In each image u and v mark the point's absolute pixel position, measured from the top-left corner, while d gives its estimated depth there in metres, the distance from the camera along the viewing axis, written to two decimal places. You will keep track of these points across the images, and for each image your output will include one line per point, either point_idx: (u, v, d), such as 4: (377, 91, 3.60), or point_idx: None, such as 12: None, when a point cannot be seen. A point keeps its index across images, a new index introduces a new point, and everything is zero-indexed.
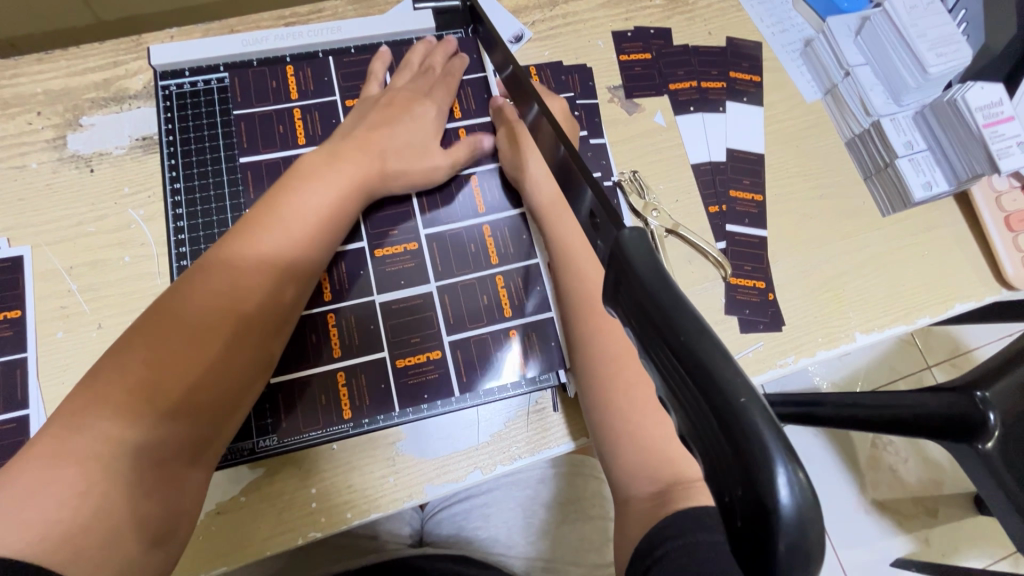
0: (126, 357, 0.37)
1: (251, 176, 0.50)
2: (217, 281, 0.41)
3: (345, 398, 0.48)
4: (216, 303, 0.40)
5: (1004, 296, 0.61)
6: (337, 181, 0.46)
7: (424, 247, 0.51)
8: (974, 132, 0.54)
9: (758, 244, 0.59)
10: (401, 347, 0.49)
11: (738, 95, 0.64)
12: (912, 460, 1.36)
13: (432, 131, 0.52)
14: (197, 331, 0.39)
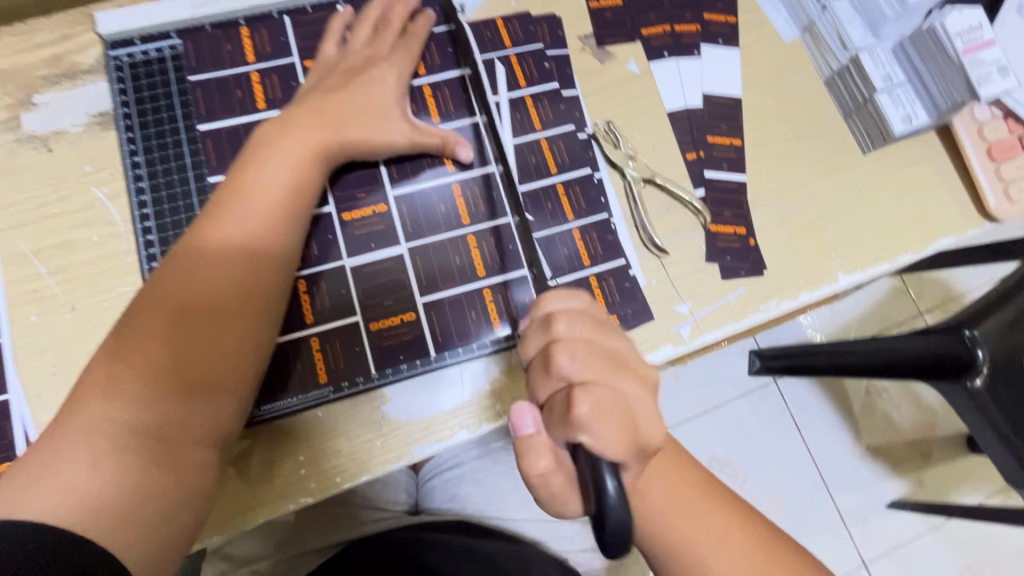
0: (122, 351, 0.38)
1: (213, 144, 0.50)
2: (203, 264, 0.41)
3: (321, 363, 0.48)
4: (200, 288, 0.40)
5: (987, 229, 0.61)
6: (298, 152, 0.45)
7: (394, 210, 0.50)
8: (952, 58, 0.52)
9: (738, 190, 0.58)
10: (374, 311, 0.49)
11: (713, 39, 0.62)
12: (906, 405, 1.38)
13: (397, 90, 0.50)
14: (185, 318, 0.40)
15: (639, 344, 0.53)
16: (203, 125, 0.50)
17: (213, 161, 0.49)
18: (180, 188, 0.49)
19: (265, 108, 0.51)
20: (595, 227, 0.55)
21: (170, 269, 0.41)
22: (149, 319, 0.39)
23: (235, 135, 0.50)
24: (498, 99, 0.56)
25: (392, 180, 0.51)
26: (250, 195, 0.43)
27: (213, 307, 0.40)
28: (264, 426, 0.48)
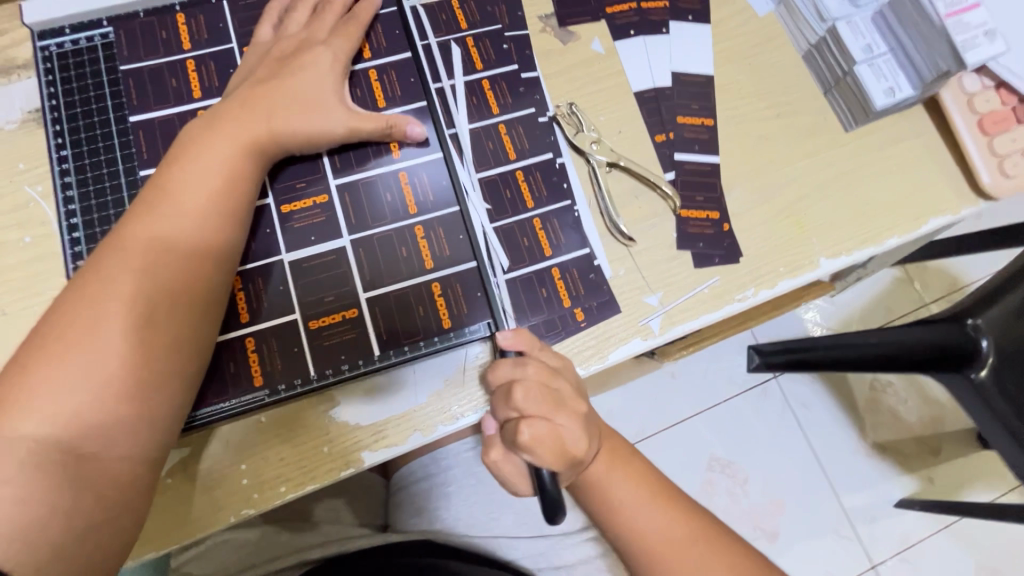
0: (31, 362, 0.36)
1: (146, 136, 0.47)
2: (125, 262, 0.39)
3: (256, 365, 0.45)
4: (124, 291, 0.38)
5: (982, 209, 0.57)
6: (228, 144, 0.43)
7: (336, 201, 0.48)
8: (935, 25, 0.49)
9: (710, 172, 0.54)
10: (315, 308, 0.46)
11: (682, 14, 0.58)
12: (912, 399, 1.34)
13: (334, 75, 0.47)
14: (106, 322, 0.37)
15: (605, 339, 0.50)
16: (135, 116, 0.47)
17: (145, 154, 0.47)
18: (111, 184, 0.47)
19: (202, 98, 0.48)
20: (556, 215, 0.52)
21: (90, 272, 0.39)
22: (65, 324, 0.37)
23: (169, 126, 0.47)
24: (452, 83, 0.53)
25: (334, 170, 0.48)
26: (177, 192, 0.41)
27: (135, 309, 0.38)
28: (202, 434, 0.45)
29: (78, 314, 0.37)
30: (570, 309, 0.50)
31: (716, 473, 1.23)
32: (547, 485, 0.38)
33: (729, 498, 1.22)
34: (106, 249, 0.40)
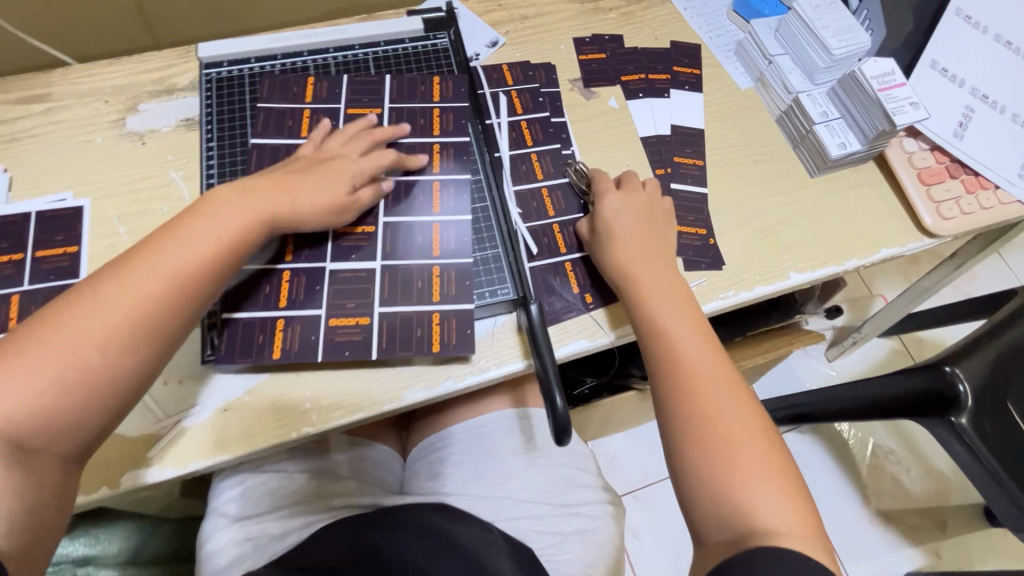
0: (13, 356, 0.41)
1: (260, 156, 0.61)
2: (138, 279, 0.45)
3: (280, 341, 0.55)
4: (109, 316, 0.44)
5: (929, 245, 0.68)
6: (238, 213, 0.50)
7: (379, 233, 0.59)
8: (872, 96, 0.63)
9: (699, 199, 0.68)
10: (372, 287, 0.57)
11: (680, 85, 0.75)
12: (915, 469, 1.35)
13: (362, 181, 0.57)
14: (85, 340, 0.43)
15: (609, 320, 0.61)
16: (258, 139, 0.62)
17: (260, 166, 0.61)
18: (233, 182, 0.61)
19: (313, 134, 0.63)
20: (573, 223, 0.65)
21: (88, 289, 0.45)
22: (41, 335, 0.42)
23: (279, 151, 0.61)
24: (499, 121, 0.69)
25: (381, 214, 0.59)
26: (189, 242, 0.48)
27: (116, 334, 0.44)
28: (265, 376, 0.56)
29: (65, 322, 0.43)
30: (580, 294, 0.61)
31: None
32: (558, 412, 0.51)
33: None
34: (110, 272, 0.46)
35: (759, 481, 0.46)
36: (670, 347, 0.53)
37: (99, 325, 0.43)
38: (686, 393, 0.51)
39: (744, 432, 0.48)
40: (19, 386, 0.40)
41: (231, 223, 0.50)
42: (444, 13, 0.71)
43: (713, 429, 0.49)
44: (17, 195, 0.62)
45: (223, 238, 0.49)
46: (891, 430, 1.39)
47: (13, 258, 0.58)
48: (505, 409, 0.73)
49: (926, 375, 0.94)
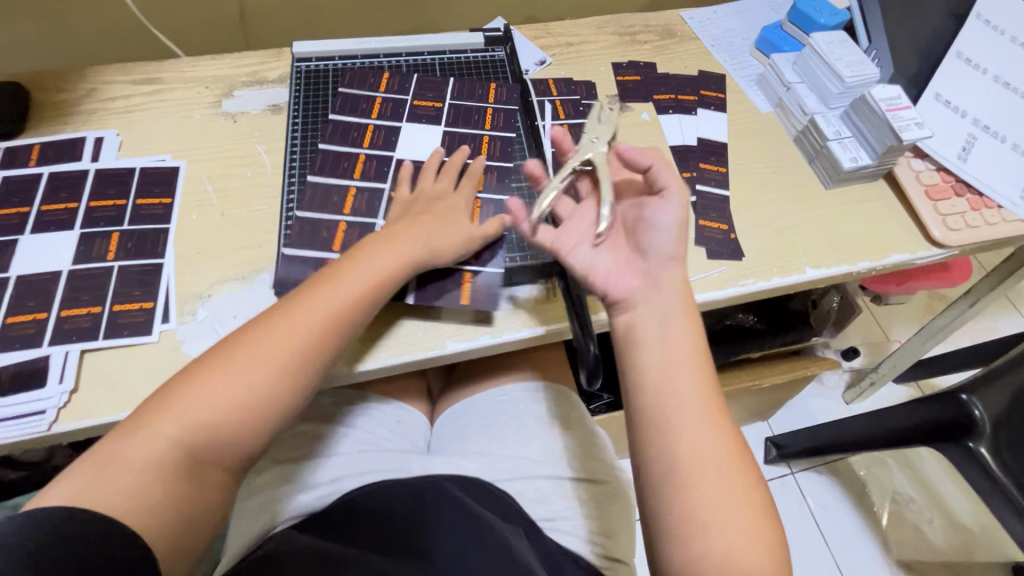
0: (187, 385, 0.48)
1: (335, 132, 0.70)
2: (274, 335, 0.50)
3: None
4: (270, 356, 0.49)
5: (938, 256, 0.73)
6: (388, 258, 0.56)
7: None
8: (881, 115, 0.71)
9: (722, 200, 0.75)
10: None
11: (707, 105, 0.84)
12: (938, 520, 1.29)
13: (467, 206, 0.63)
14: (251, 370, 0.49)
15: None
16: (337, 118, 0.71)
17: (336, 139, 0.69)
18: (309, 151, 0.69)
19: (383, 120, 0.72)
20: None
21: (255, 329, 0.51)
22: (209, 366, 0.49)
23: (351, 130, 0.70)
24: (544, 122, 0.78)
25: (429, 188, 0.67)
26: (335, 288, 0.54)
27: (274, 365, 0.49)
28: None
29: (231, 355, 0.49)
30: None
31: None
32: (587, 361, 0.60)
33: None
34: (270, 316, 0.52)
35: (727, 523, 0.45)
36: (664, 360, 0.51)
37: (238, 382, 0.48)
38: (672, 420, 0.48)
39: (721, 470, 0.47)
40: (179, 429, 0.46)
41: (350, 282, 0.54)
42: (501, 32, 0.82)
43: (689, 462, 0.47)
44: (125, 154, 0.72)
45: (336, 288, 0.54)
46: (910, 477, 1.33)
47: (116, 203, 0.67)
48: (527, 383, 0.77)
49: (937, 403, 0.96)
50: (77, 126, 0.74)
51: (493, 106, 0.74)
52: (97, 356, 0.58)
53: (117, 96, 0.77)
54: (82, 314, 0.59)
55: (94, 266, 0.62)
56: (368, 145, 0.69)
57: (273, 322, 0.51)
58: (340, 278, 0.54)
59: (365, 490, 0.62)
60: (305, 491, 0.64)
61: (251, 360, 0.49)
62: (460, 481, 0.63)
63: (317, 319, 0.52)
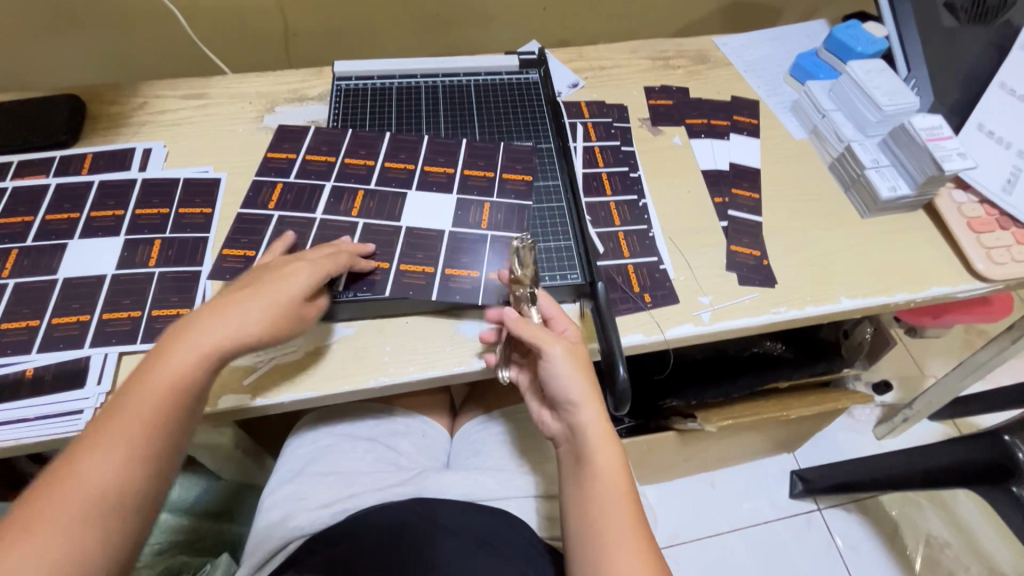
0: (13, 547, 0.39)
1: (336, 193, 0.67)
2: (115, 452, 0.44)
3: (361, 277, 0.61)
4: (109, 481, 0.43)
5: (981, 290, 0.71)
6: (194, 339, 0.49)
7: (391, 272, 0.62)
8: (921, 144, 0.69)
9: (755, 226, 0.74)
10: (454, 261, 0.63)
11: (740, 131, 0.84)
12: (977, 568, 1.19)
13: (312, 277, 0.55)
14: (93, 499, 0.42)
15: (665, 319, 0.65)
16: (344, 182, 0.68)
17: (333, 204, 0.66)
18: (311, 199, 0.67)
19: (387, 190, 0.68)
20: (636, 233, 0.71)
21: (78, 461, 0.44)
22: (32, 519, 0.41)
23: (351, 194, 0.67)
24: (576, 144, 0.79)
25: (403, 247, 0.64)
26: (153, 383, 0.47)
27: (122, 482, 0.44)
28: (351, 328, 0.63)
29: (57, 490, 0.42)
30: (639, 293, 0.66)
31: None
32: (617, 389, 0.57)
33: None
34: (97, 434, 0.45)
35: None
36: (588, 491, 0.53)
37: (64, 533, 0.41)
38: (591, 523, 0.52)
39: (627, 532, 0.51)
40: None
41: (167, 372, 0.48)
42: (536, 55, 0.83)
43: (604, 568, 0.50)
44: (171, 165, 0.74)
45: (162, 394, 0.47)
46: (948, 520, 1.25)
47: (160, 212, 0.69)
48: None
49: (980, 444, 0.90)
50: (127, 137, 0.77)
51: (494, 198, 0.68)
52: (134, 359, 0.59)
53: (166, 110, 0.81)
54: (123, 317, 0.61)
55: (136, 271, 0.64)
56: (360, 212, 0.66)
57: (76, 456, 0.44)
58: (156, 378, 0.47)
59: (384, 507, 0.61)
60: (320, 507, 0.62)
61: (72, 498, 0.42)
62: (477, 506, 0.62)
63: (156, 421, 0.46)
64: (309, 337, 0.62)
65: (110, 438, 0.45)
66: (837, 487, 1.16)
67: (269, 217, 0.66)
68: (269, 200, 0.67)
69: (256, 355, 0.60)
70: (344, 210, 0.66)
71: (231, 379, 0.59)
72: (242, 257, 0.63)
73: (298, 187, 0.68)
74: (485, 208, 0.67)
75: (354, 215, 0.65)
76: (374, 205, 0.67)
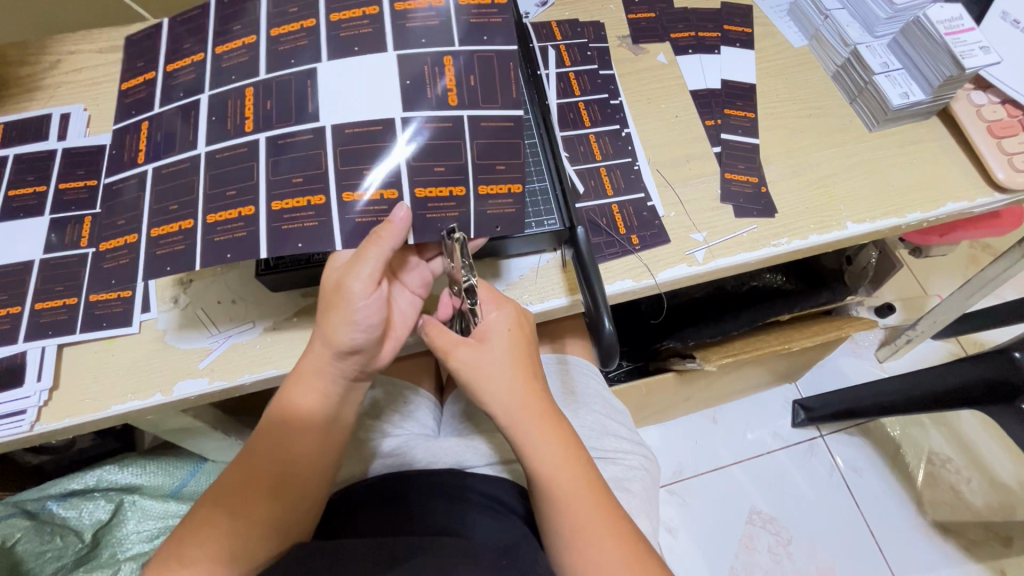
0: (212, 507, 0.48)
1: (220, 105, 0.53)
2: (279, 427, 0.50)
3: (300, 205, 0.49)
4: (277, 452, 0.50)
5: (1000, 202, 0.65)
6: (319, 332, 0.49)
7: (333, 207, 0.49)
8: (940, 43, 0.61)
9: (751, 149, 0.67)
10: (423, 176, 0.50)
11: (731, 42, 0.74)
12: (977, 480, 1.20)
13: (383, 253, 0.47)
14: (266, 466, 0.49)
15: (656, 261, 0.60)
16: (242, 80, 0.54)
17: (218, 126, 0.53)
18: (186, 127, 0.53)
19: (282, 76, 0.53)
20: (619, 167, 0.64)
21: (258, 439, 0.51)
22: (231, 480, 0.49)
23: (243, 105, 0.53)
24: (547, 71, 0.70)
25: (338, 160, 0.50)
26: (303, 378, 0.50)
27: (278, 450, 0.50)
28: (311, 295, 0.57)
29: (251, 463, 0.49)
30: (626, 235, 0.60)
31: (757, 528, 1.14)
32: (605, 335, 0.52)
33: (772, 559, 1.11)
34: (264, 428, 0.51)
35: (598, 540, 0.48)
36: (527, 436, 0.50)
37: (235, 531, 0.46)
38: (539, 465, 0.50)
39: (580, 494, 0.49)
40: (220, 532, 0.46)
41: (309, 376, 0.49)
42: None
43: (561, 520, 0.49)
44: (95, 130, 0.65)
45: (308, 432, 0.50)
46: (948, 436, 1.25)
47: (87, 184, 0.62)
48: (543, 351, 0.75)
49: (991, 359, 0.85)
50: (39, 100, 0.67)
51: (457, 50, 0.53)
52: (77, 350, 0.54)
53: (81, 67, 0.69)
54: (58, 306, 0.55)
55: (67, 254, 0.58)
56: (256, 126, 0.52)
57: (235, 497, 0.48)
58: (307, 374, 0.50)
59: (370, 488, 0.58)
60: None
61: (241, 532, 0.46)
62: (465, 474, 0.60)
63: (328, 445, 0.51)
64: (269, 311, 0.57)
65: (274, 438, 0.50)
66: (839, 414, 1.14)
67: (138, 173, 0.54)
68: (133, 155, 0.54)
69: (211, 335, 0.55)
70: (236, 129, 0.52)
71: (185, 364, 0.54)
72: (117, 250, 0.53)
73: (163, 121, 0.54)
74: (447, 65, 0.52)
75: (249, 132, 0.52)
76: (272, 107, 0.52)
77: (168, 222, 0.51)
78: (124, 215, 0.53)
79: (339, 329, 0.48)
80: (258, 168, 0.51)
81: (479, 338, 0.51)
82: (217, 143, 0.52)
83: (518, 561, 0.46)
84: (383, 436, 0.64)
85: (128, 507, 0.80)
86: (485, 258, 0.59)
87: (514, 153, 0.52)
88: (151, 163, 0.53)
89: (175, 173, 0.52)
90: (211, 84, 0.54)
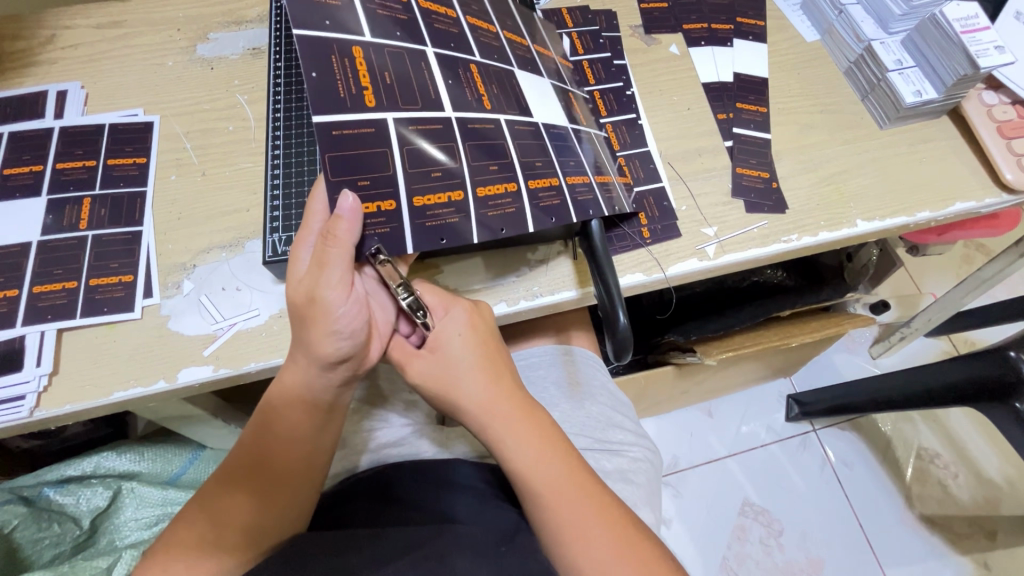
0: (203, 508, 0.48)
1: (384, 58, 0.47)
2: (258, 427, 0.49)
3: (435, 198, 0.46)
4: (262, 448, 0.49)
5: (1007, 203, 0.66)
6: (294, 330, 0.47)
7: (525, 194, 0.50)
8: (954, 38, 0.62)
9: (763, 144, 0.66)
10: (529, 169, 0.51)
11: (744, 35, 0.73)
12: (964, 475, 1.23)
13: (344, 258, 0.42)
14: (252, 466, 0.49)
15: (666, 255, 0.59)
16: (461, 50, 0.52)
17: (461, 95, 0.50)
18: (424, 82, 0.48)
19: (498, 68, 0.54)
20: (638, 157, 0.63)
21: (248, 441, 0.50)
22: (220, 482, 0.49)
23: (426, 77, 0.49)
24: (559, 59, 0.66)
25: (469, 156, 0.49)
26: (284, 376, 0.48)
27: (259, 448, 0.49)
28: None
29: (241, 462, 0.49)
30: (640, 227, 0.60)
31: (749, 519, 1.15)
32: (621, 331, 0.52)
33: (763, 549, 1.13)
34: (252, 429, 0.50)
35: (589, 530, 0.47)
36: (498, 436, 0.49)
37: (218, 526, 0.47)
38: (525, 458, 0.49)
39: (558, 485, 0.48)
40: (206, 532, 0.46)
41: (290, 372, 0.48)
42: None
43: (544, 520, 0.48)
44: (93, 109, 0.63)
45: (296, 435, 0.49)
46: (938, 432, 1.27)
47: (86, 164, 0.60)
48: (546, 344, 0.74)
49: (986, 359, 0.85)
50: (34, 76, 0.63)
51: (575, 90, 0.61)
52: (76, 335, 0.53)
53: (77, 43, 0.65)
54: (57, 290, 0.54)
55: (66, 237, 0.56)
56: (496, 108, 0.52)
57: (214, 491, 0.48)
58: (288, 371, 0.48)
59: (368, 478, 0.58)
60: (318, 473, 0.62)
61: (217, 526, 0.47)
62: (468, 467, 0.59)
63: (316, 440, 0.50)
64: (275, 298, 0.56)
65: (258, 436, 0.49)
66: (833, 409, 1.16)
67: (374, 120, 0.44)
68: (360, 94, 0.44)
69: (215, 322, 0.54)
70: (476, 102, 0.51)
71: (187, 351, 0.53)
72: (371, 216, 0.44)
73: (386, 56, 0.47)
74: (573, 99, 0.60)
75: (491, 110, 0.51)
76: (500, 92, 0.53)
77: (372, 199, 0.44)
78: (368, 173, 0.44)
79: (318, 340, 0.44)
80: (457, 151, 0.48)
81: (432, 348, 0.49)
82: (469, 113, 0.50)
83: (517, 546, 0.47)
84: (384, 425, 0.64)
85: (126, 494, 0.79)
86: (497, 251, 0.58)
87: (574, 152, 0.55)
88: (390, 110, 0.46)
89: (356, 139, 0.43)
90: (432, 41, 0.51)
